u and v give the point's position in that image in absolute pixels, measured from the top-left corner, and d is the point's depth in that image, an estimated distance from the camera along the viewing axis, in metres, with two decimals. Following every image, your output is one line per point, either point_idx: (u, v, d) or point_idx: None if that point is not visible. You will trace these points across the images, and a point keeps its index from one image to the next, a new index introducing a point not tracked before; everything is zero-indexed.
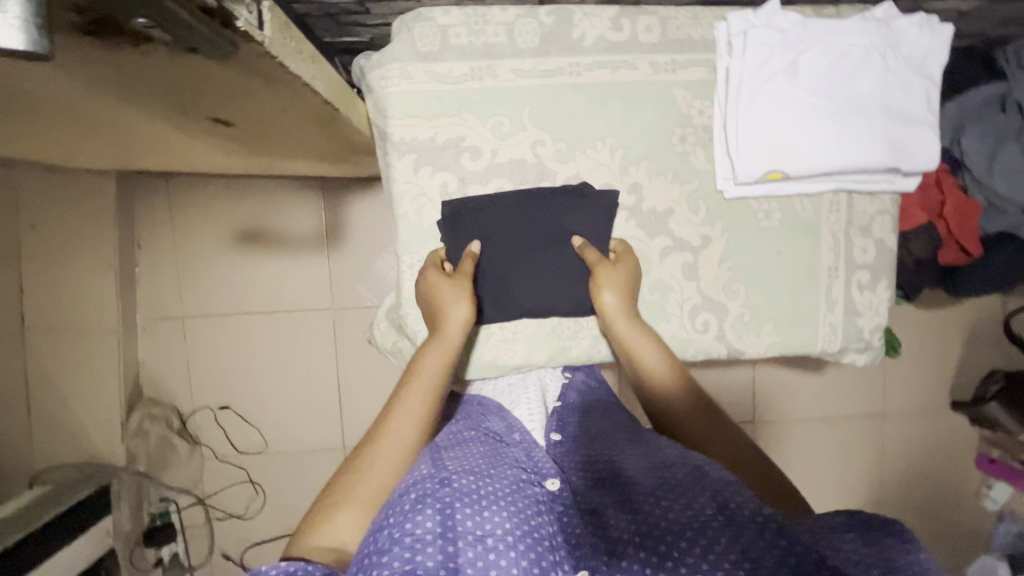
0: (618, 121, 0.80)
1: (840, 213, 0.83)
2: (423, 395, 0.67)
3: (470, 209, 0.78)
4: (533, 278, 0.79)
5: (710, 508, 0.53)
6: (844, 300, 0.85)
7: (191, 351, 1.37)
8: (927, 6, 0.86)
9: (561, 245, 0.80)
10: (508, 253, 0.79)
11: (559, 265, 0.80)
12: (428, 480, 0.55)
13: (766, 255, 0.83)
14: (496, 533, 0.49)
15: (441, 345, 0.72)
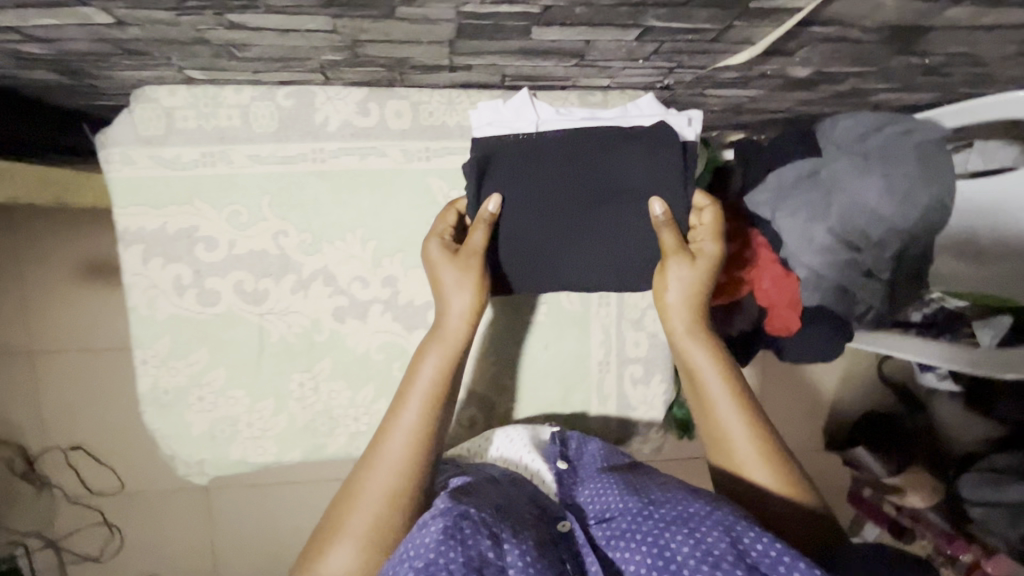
0: (368, 212, 0.75)
1: (610, 306, 0.81)
2: (419, 408, 0.66)
3: (509, 160, 0.69)
4: (580, 250, 0.70)
5: (721, 542, 0.50)
6: (617, 394, 0.83)
7: (35, 391, 1.28)
8: (716, 92, 0.81)
9: (615, 206, 0.69)
10: (548, 212, 0.69)
11: (611, 229, 0.70)
12: (447, 514, 0.55)
13: (532, 348, 0.81)
14: (515, 564, 0.51)
15: (441, 342, 0.68)
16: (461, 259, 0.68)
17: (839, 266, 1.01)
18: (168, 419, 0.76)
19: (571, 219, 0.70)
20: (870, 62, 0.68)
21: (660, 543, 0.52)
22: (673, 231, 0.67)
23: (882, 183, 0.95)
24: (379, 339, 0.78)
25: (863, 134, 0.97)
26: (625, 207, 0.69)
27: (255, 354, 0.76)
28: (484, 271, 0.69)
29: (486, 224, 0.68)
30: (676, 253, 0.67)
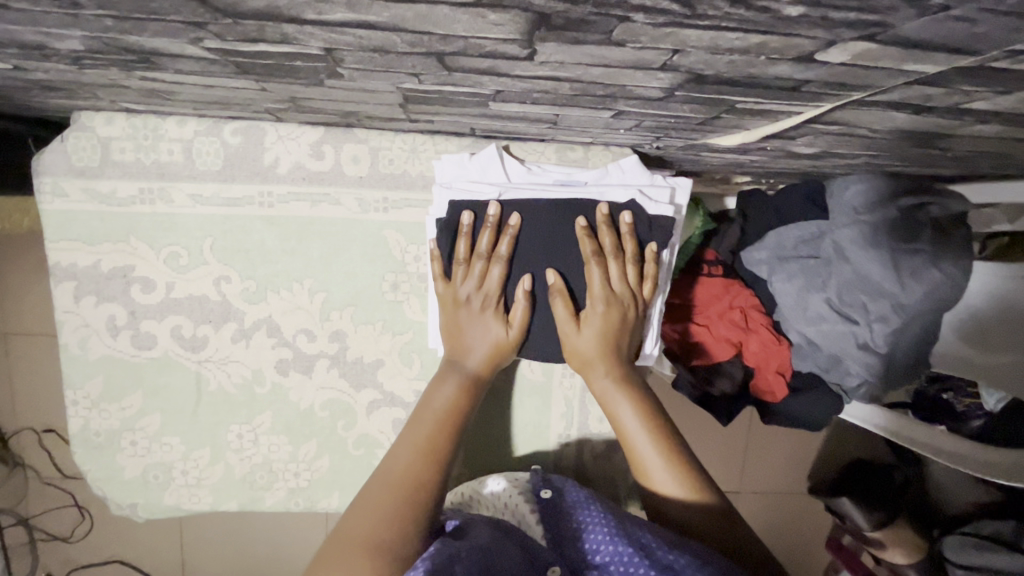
0: (318, 262, 0.69)
1: (576, 378, 0.75)
2: (432, 429, 0.62)
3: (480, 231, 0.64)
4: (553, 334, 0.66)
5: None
6: (575, 467, 0.78)
7: (11, 371, 1.24)
8: (711, 155, 0.73)
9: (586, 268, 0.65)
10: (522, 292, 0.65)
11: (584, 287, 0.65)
12: (436, 555, 0.51)
13: (486, 414, 0.76)
14: None
15: (452, 382, 0.65)
16: (483, 299, 0.65)
17: (834, 337, 0.93)
18: (99, 460, 0.72)
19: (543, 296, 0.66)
20: (883, 149, 0.60)
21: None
22: (564, 296, 0.64)
23: (893, 257, 0.86)
24: (323, 396, 0.73)
25: (878, 203, 0.87)
26: (616, 298, 0.64)
27: (191, 402, 0.72)
28: (500, 321, 0.65)
29: (504, 263, 0.64)
30: (572, 312, 0.64)
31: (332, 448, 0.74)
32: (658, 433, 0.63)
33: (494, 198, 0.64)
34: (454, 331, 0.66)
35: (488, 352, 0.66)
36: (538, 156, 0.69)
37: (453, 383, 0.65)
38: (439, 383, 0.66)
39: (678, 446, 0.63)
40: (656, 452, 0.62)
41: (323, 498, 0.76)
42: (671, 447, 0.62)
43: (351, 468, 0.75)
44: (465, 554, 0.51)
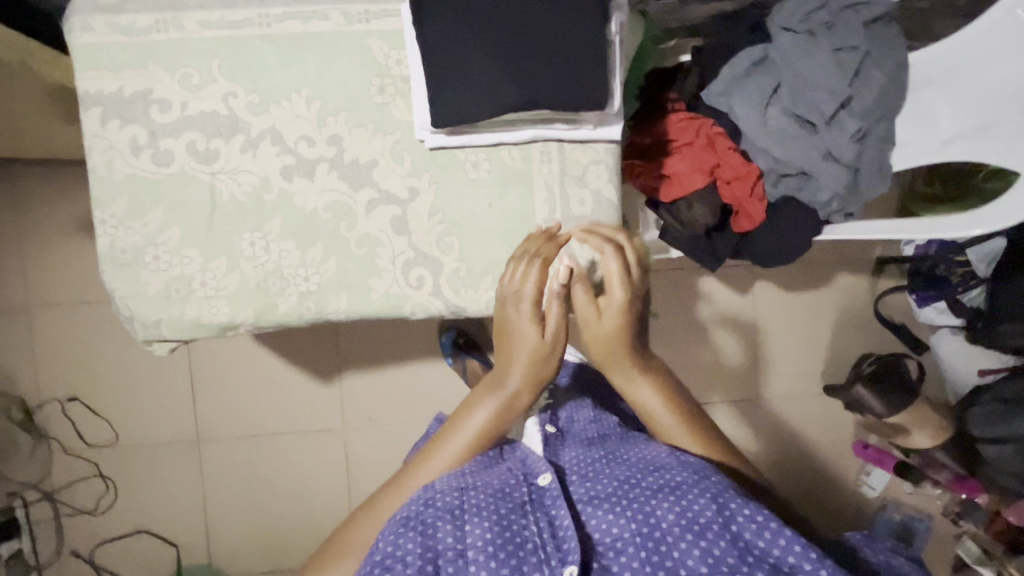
0: (312, 73, 0.79)
1: (553, 163, 0.81)
2: (467, 441, 0.76)
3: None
4: (526, 91, 0.71)
5: (709, 511, 0.60)
6: (563, 253, 0.83)
7: None
8: None
9: (544, 12, 0.70)
10: (494, 54, 0.70)
11: (546, 29, 0.70)
12: (415, 504, 0.67)
13: (477, 207, 0.81)
14: (477, 544, 0.61)
15: (491, 402, 0.77)
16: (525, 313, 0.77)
17: (801, 150, 1.01)
18: (125, 278, 0.79)
19: (507, 45, 0.70)
20: None
21: (644, 513, 0.63)
22: (583, 286, 0.79)
23: (840, 60, 0.96)
24: (327, 199, 0.80)
25: (814, 13, 0.98)
26: (581, 51, 0.70)
27: (206, 212, 0.79)
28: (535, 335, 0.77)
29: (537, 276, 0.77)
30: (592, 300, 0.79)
31: (337, 251, 0.81)
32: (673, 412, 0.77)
33: None
34: (505, 341, 0.79)
35: (520, 378, 0.77)
36: None
37: (490, 402, 0.77)
38: (479, 399, 0.78)
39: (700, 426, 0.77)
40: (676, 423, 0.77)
41: (332, 301, 0.81)
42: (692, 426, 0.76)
43: (356, 269, 0.81)
44: (438, 500, 0.66)
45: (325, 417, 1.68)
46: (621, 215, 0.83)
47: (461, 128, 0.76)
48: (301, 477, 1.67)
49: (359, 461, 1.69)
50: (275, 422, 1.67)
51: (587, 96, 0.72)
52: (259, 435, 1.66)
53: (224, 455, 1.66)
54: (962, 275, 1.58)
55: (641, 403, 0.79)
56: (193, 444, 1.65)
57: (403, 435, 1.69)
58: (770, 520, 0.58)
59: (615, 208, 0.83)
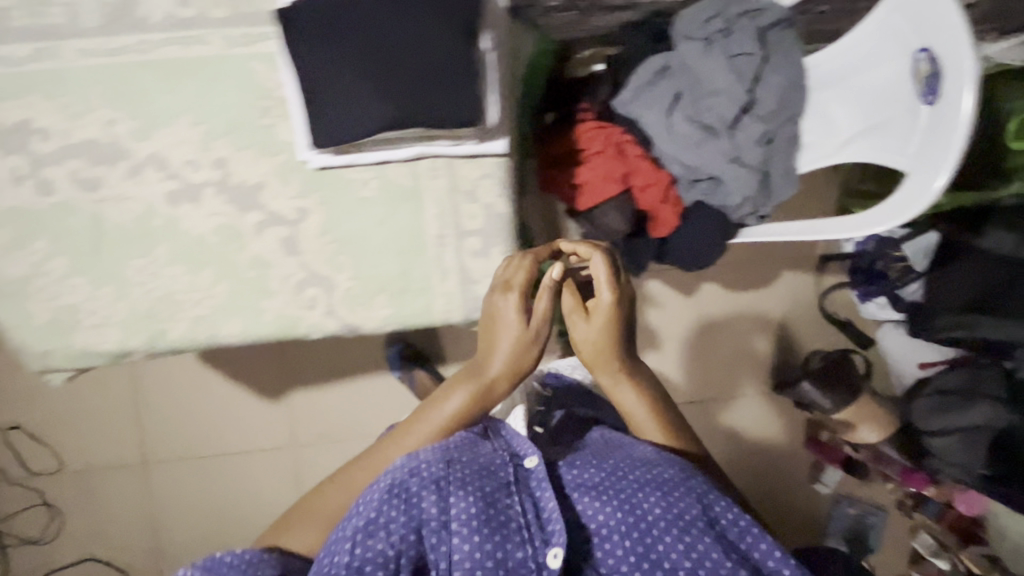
0: (194, 97, 0.78)
1: (442, 179, 0.82)
2: (442, 425, 0.76)
3: (308, 18, 0.69)
4: (397, 109, 0.70)
5: (695, 510, 0.65)
6: (457, 268, 0.83)
7: None
8: None
9: (409, 27, 0.69)
10: (361, 73, 0.69)
11: (413, 45, 0.69)
12: (399, 471, 0.67)
13: (366, 225, 0.81)
14: (461, 517, 0.62)
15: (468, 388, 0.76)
16: (512, 303, 0.74)
17: (708, 156, 1.03)
18: (13, 308, 0.79)
19: (373, 64, 0.69)
20: None
21: (631, 504, 0.67)
22: (572, 293, 0.80)
23: (740, 65, 0.97)
24: (215, 222, 0.80)
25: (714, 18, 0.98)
26: (450, 67, 0.70)
27: (92, 240, 0.79)
28: (521, 329, 0.74)
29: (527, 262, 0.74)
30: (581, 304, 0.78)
31: (227, 274, 0.80)
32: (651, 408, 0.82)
33: None
34: (492, 329, 0.76)
35: (500, 373, 0.75)
36: None
37: (465, 392, 0.76)
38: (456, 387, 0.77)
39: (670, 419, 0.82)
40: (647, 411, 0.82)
41: (224, 325, 0.81)
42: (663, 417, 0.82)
43: (248, 291, 0.81)
44: (426, 468, 0.67)
45: (275, 436, 1.65)
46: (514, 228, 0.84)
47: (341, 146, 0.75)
48: (251, 498, 1.65)
49: (310, 480, 1.66)
50: (224, 443, 1.65)
51: (461, 113, 0.72)
52: (208, 456, 1.64)
53: (173, 478, 1.63)
54: (898, 270, 1.59)
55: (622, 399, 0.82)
56: (141, 468, 1.63)
57: (354, 451, 1.67)
58: (742, 519, 0.67)
59: (507, 221, 0.83)
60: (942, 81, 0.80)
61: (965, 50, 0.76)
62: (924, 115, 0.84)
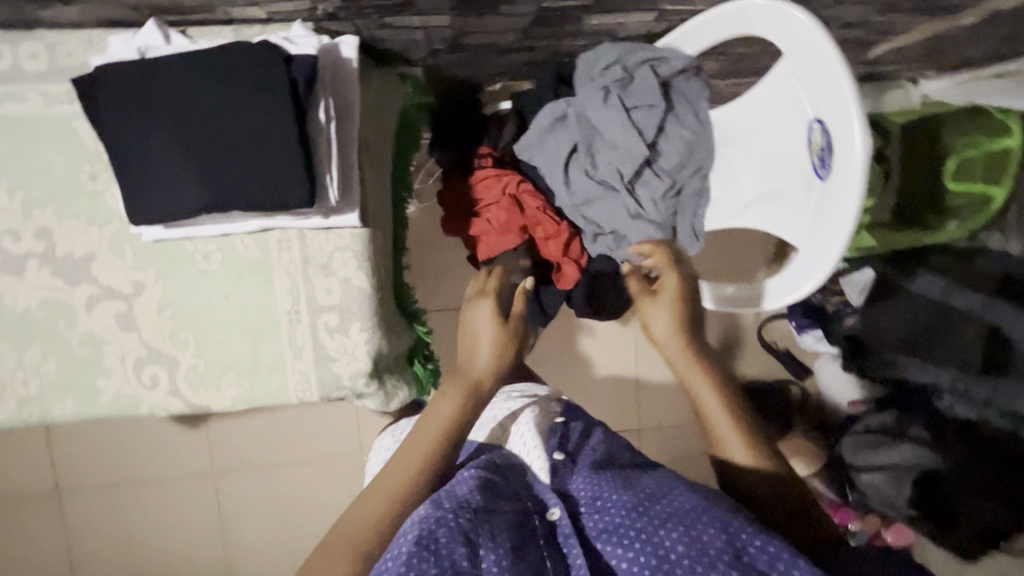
0: (11, 162, 0.71)
1: (293, 251, 0.75)
2: (437, 429, 0.76)
3: (115, 92, 0.62)
4: (212, 191, 0.63)
5: (721, 543, 0.58)
6: (312, 345, 0.77)
7: None
8: (395, 22, 0.77)
9: (227, 105, 0.62)
10: (172, 151, 0.63)
11: (232, 124, 0.62)
12: (423, 520, 0.63)
13: (210, 301, 0.75)
14: (492, 567, 0.60)
15: (456, 390, 0.80)
16: (488, 306, 0.92)
17: (608, 212, 0.97)
18: None
19: (189, 144, 0.62)
20: None
21: (656, 543, 0.60)
22: (636, 279, 0.95)
23: (641, 119, 0.91)
24: (39, 296, 0.73)
25: (614, 65, 0.90)
26: (271, 144, 0.62)
27: None
28: (500, 321, 0.90)
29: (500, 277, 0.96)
30: (645, 287, 0.93)
31: (57, 352, 0.74)
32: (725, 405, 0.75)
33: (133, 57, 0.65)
34: (473, 339, 0.89)
35: (487, 367, 0.86)
36: (221, 33, 0.72)
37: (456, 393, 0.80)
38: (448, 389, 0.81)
39: (750, 423, 0.74)
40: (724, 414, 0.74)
41: (56, 406, 0.75)
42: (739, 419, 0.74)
43: (81, 369, 0.75)
44: (450, 517, 0.63)
45: (195, 462, 1.60)
46: (375, 303, 0.78)
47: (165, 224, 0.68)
48: (171, 524, 1.61)
49: (231, 508, 1.61)
50: (141, 470, 1.59)
51: (286, 195, 0.64)
52: (125, 484, 1.59)
53: (89, 505, 1.58)
54: (836, 302, 1.54)
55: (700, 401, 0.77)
56: (54, 496, 1.57)
57: (276, 478, 1.62)
58: (781, 549, 0.57)
59: (367, 295, 0.77)
60: (833, 158, 0.74)
61: (854, 130, 0.70)
62: (816, 190, 0.79)
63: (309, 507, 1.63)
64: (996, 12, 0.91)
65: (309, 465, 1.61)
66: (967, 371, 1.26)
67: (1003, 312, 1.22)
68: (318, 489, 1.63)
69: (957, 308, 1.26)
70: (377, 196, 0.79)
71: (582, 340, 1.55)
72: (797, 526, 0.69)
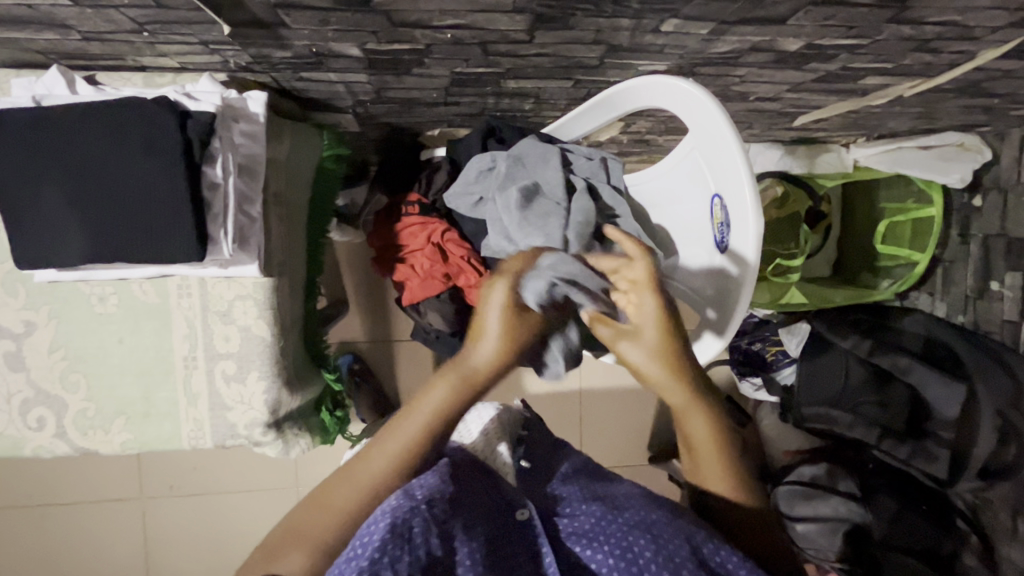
0: None
1: (193, 298, 0.75)
2: (418, 427, 0.67)
3: (8, 141, 0.63)
4: (102, 242, 0.65)
5: (684, 551, 0.59)
6: (208, 393, 0.77)
7: None
8: (314, 78, 0.79)
9: (126, 162, 0.63)
10: (65, 201, 0.64)
11: (129, 179, 0.63)
12: (395, 510, 0.58)
13: (103, 343, 0.75)
14: (468, 563, 0.57)
15: (450, 380, 0.68)
16: (497, 303, 0.70)
17: None
18: None
19: (84, 197, 0.64)
20: (394, 38, 0.66)
21: (625, 548, 0.60)
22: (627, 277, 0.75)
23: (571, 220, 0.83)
24: None
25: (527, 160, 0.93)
26: (161, 196, 0.64)
27: None
28: (510, 325, 0.69)
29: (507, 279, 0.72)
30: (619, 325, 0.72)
31: None
32: (709, 434, 0.68)
33: (29, 103, 0.65)
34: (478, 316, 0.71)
35: (489, 360, 0.69)
36: (130, 80, 0.73)
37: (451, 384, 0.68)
38: (439, 379, 0.68)
39: (729, 451, 0.68)
40: (710, 444, 0.68)
41: None
42: (722, 444, 0.68)
43: None
44: (425, 508, 0.59)
45: (120, 487, 1.52)
46: (275, 353, 0.77)
47: (56, 269, 0.68)
48: (84, 556, 1.53)
49: (157, 536, 1.54)
50: (62, 493, 1.51)
51: (178, 249, 0.65)
52: (43, 505, 1.50)
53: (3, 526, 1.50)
54: (775, 352, 1.49)
55: (688, 428, 0.68)
56: None
57: (207, 504, 1.55)
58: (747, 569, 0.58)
59: (266, 344, 0.77)
60: (729, 233, 0.77)
61: (745, 210, 0.72)
62: (717, 260, 0.81)
63: (238, 537, 1.56)
64: (900, 95, 0.95)
65: (238, 495, 1.55)
66: (893, 432, 1.28)
67: (923, 374, 1.25)
68: (250, 517, 1.56)
69: (883, 368, 1.30)
70: (282, 245, 0.80)
71: (526, 379, 1.52)
72: (767, 548, 0.65)
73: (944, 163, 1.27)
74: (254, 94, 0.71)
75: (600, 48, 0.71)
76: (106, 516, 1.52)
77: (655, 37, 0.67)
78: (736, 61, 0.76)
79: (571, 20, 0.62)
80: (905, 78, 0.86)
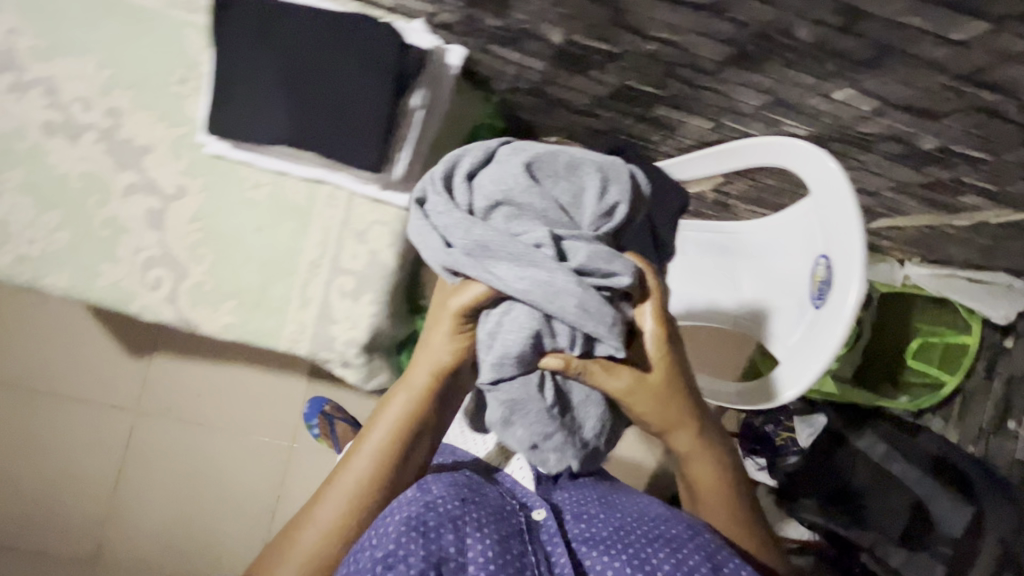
0: (109, 41, 0.76)
1: (338, 209, 0.79)
2: (388, 427, 0.65)
3: (243, 17, 0.68)
4: (298, 131, 0.70)
5: (702, 561, 0.54)
6: (320, 301, 0.79)
7: None
8: (500, 53, 0.86)
9: (342, 66, 0.69)
10: (276, 86, 0.69)
11: (340, 82, 0.69)
12: (409, 505, 0.57)
13: (242, 227, 0.78)
14: (478, 558, 0.51)
15: (424, 371, 0.65)
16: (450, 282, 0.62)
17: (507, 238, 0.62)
18: None
19: (293, 86, 0.69)
20: (604, 35, 0.74)
21: (641, 558, 0.54)
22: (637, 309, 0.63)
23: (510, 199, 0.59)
24: (81, 167, 0.77)
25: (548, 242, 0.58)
26: (364, 105, 0.69)
27: None
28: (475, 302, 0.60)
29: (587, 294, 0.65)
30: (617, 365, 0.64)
31: (78, 224, 0.76)
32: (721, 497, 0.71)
33: None
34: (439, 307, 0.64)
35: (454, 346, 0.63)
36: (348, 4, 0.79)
37: (425, 372, 0.65)
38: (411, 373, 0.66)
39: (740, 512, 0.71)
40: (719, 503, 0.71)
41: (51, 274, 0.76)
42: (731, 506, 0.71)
43: (92, 248, 0.76)
44: (437, 503, 0.57)
45: (123, 393, 1.49)
46: (392, 282, 0.81)
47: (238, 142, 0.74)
48: (59, 454, 1.46)
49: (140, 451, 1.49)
50: (65, 381, 1.47)
51: (361, 158, 0.71)
52: (43, 389, 1.47)
53: None
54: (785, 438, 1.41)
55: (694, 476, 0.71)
56: None
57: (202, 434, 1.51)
58: None
59: (388, 272, 0.80)
60: (828, 292, 0.82)
61: (852, 275, 0.77)
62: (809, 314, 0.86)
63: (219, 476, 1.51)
64: (984, 221, 1.05)
65: (235, 434, 1.51)
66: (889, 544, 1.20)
67: None
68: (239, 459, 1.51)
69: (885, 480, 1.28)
70: None
71: None
72: None
73: (992, 299, 1.37)
74: (459, 47, 0.78)
75: (766, 98, 0.79)
76: (99, 417, 1.48)
77: (819, 100, 0.76)
78: (870, 145, 0.85)
79: (765, 63, 0.70)
80: (999, 204, 0.96)
